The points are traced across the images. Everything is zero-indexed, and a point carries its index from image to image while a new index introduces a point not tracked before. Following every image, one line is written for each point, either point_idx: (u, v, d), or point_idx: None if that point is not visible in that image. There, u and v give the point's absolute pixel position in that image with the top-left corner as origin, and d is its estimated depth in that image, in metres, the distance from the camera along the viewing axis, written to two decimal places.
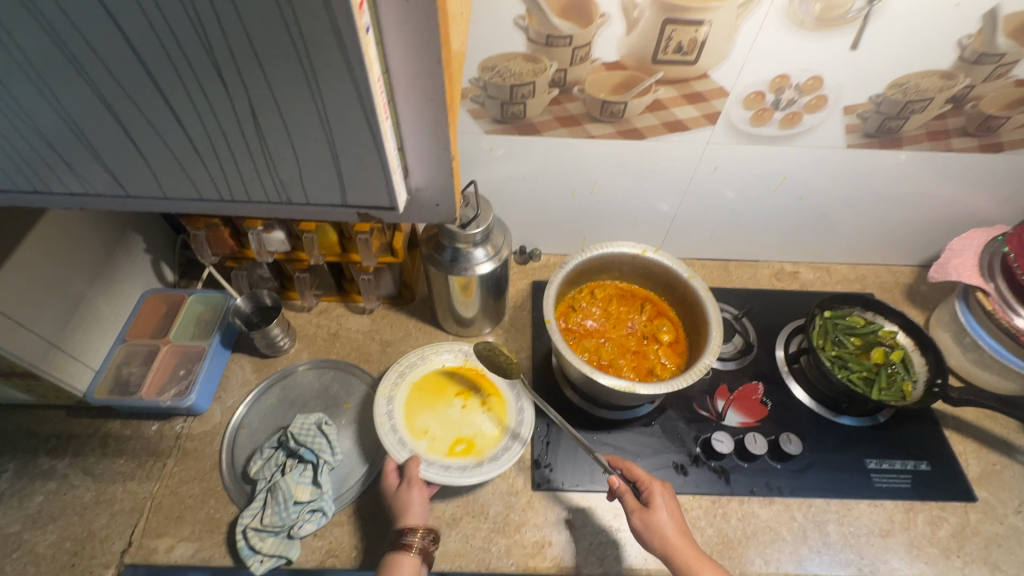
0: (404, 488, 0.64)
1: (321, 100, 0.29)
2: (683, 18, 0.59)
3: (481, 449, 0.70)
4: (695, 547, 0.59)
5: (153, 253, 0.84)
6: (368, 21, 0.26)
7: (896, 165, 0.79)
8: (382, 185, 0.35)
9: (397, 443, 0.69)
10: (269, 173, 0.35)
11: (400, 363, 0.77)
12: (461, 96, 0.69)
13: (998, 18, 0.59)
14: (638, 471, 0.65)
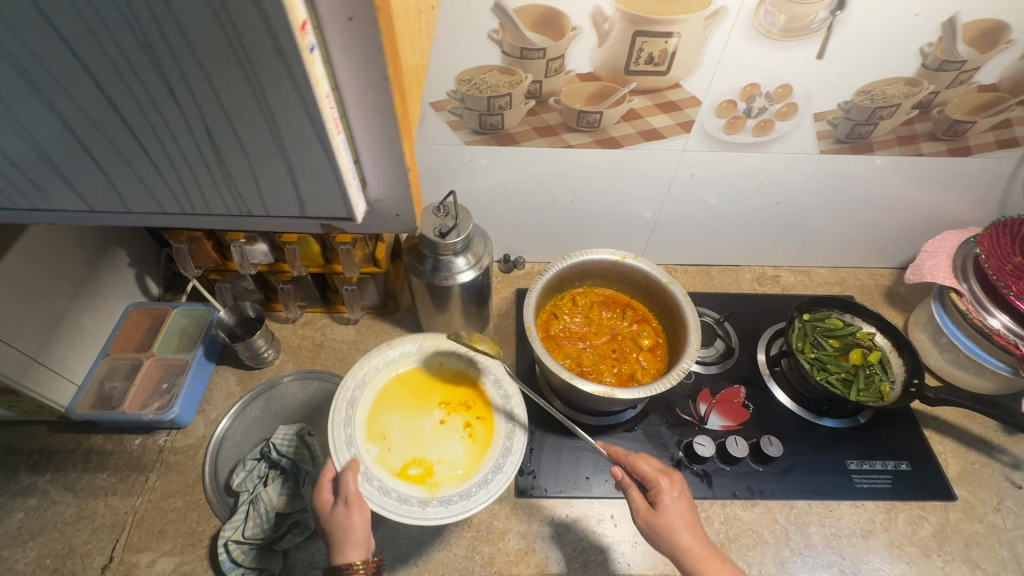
0: (342, 514, 0.57)
1: (272, 116, 0.30)
2: (653, 31, 0.61)
3: (437, 483, 0.65)
4: (706, 546, 0.58)
5: (137, 267, 0.84)
6: (311, 39, 0.27)
7: (869, 170, 0.81)
8: (338, 197, 0.35)
9: (347, 439, 0.66)
10: (229, 187, 0.35)
11: (391, 347, 0.74)
12: (439, 108, 0.70)
13: (957, 27, 0.61)
14: (648, 466, 0.63)
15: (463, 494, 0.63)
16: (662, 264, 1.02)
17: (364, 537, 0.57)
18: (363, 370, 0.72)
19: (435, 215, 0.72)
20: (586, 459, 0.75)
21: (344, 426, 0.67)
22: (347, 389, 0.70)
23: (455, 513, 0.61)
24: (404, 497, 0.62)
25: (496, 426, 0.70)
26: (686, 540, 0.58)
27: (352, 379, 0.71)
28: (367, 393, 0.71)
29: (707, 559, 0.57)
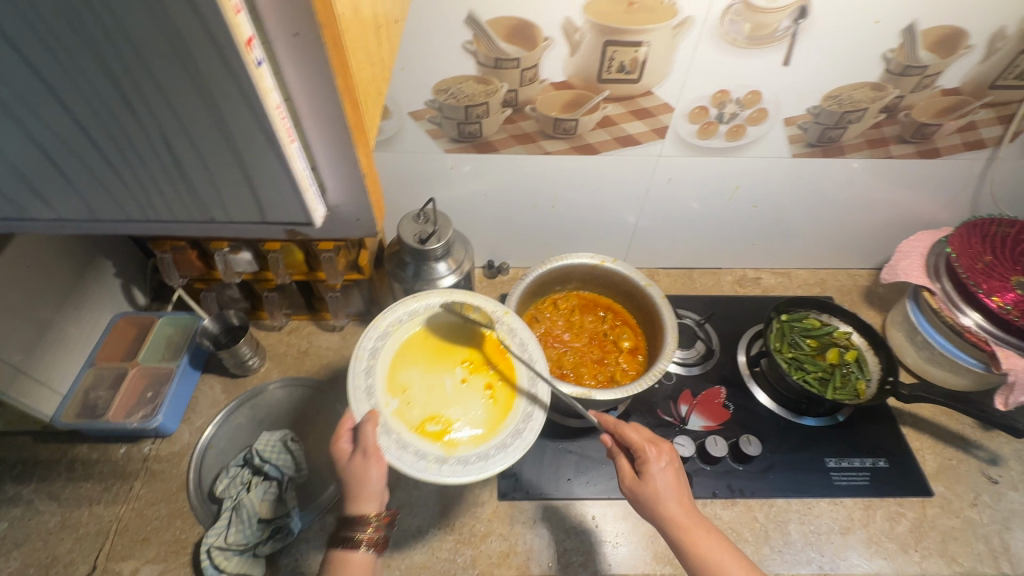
0: (359, 466, 0.55)
1: (230, 132, 0.34)
2: (623, 40, 0.62)
3: (456, 442, 0.58)
4: (693, 515, 0.57)
5: (123, 277, 0.85)
6: (260, 57, 0.31)
7: (841, 173, 0.82)
8: (296, 203, 0.40)
9: (367, 388, 0.61)
10: (197, 195, 0.39)
11: (417, 297, 0.68)
12: (418, 117, 0.71)
13: (916, 33, 0.63)
14: (634, 436, 0.62)
15: (480, 456, 0.57)
16: (645, 268, 1.03)
17: (377, 493, 0.55)
18: (387, 321, 0.66)
19: (416, 221, 0.73)
20: (568, 461, 0.76)
21: (364, 376, 0.62)
22: (370, 337, 0.64)
23: (472, 474, 0.55)
24: (420, 452, 0.57)
25: (521, 386, 0.63)
26: (671, 510, 0.57)
27: (376, 329, 0.66)
28: (390, 343, 0.65)
29: (693, 529, 0.56)
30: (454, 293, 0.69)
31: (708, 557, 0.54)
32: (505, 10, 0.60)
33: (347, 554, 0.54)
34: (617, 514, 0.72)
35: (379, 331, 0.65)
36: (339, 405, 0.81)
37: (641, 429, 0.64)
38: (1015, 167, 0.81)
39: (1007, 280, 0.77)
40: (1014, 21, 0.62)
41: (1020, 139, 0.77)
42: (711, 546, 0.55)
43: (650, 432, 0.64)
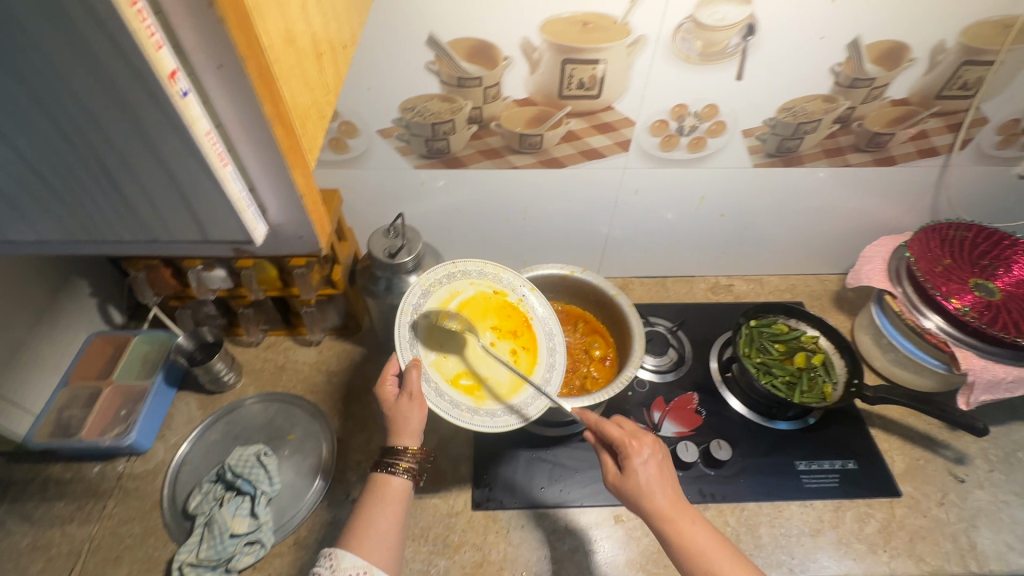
0: (403, 406, 0.65)
1: (163, 161, 0.36)
2: (580, 58, 0.65)
3: (483, 395, 0.68)
4: (678, 506, 0.58)
5: (100, 296, 0.86)
6: (184, 86, 0.32)
7: (802, 181, 0.85)
8: (235, 225, 0.41)
9: (409, 340, 0.67)
10: (141, 220, 0.42)
11: (456, 262, 0.74)
12: (387, 135, 0.73)
13: (861, 47, 0.65)
14: (616, 431, 0.62)
15: (505, 410, 0.67)
16: (620, 277, 1.05)
17: (417, 429, 0.64)
18: (427, 279, 0.72)
19: (386, 236, 0.75)
20: (541, 469, 0.77)
21: (408, 329, 0.67)
22: (414, 294, 0.69)
23: (500, 425, 0.65)
24: (454, 402, 0.66)
25: (542, 355, 0.73)
26: (657, 504, 0.57)
27: (417, 286, 0.71)
28: (430, 300, 0.71)
29: (679, 521, 0.57)
30: (487, 266, 0.76)
31: (694, 547, 0.55)
32: (464, 31, 0.62)
33: (387, 477, 0.63)
34: (589, 521, 0.73)
35: (421, 288, 0.71)
36: (315, 418, 0.81)
37: (624, 420, 0.64)
38: (970, 173, 0.84)
39: (965, 282, 0.80)
40: (953, 34, 0.65)
41: (972, 146, 0.80)
42: (697, 536, 0.56)
43: (632, 422, 0.63)
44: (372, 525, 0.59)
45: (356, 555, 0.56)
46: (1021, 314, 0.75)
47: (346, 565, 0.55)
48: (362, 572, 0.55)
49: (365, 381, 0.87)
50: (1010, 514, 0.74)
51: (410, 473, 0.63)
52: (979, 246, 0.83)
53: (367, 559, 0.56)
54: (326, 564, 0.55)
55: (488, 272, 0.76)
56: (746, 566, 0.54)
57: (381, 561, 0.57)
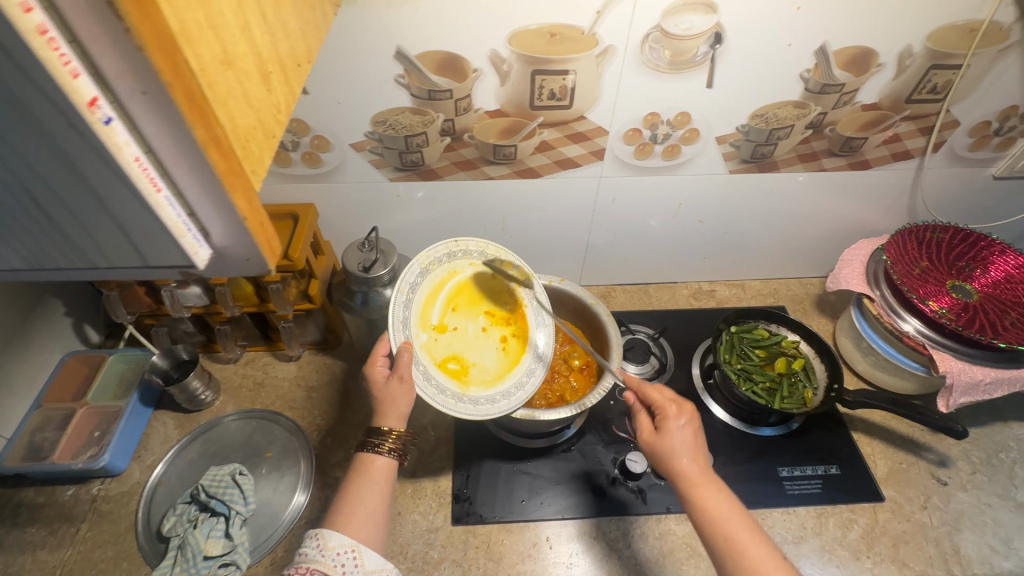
0: (390, 387, 0.64)
1: (92, 186, 0.26)
2: (550, 69, 0.65)
3: (468, 382, 0.69)
4: (706, 473, 0.58)
5: (75, 316, 0.85)
6: (109, 111, 0.24)
7: (779, 187, 0.85)
8: (170, 245, 0.29)
9: (403, 320, 0.65)
10: (65, 242, 0.31)
11: (457, 242, 0.72)
12: (360, 149, 0.73)
13: (829, 54, 0.66)
14: (657, 395, 0.64)
15: (488, 399, 0.68)
16: (602, 285, 1.05)
17: (401, 411, 0.64)
18: (427, 257, 0.70)
19: (361, 250, 0.74)
20: (522, 482, 0.76)
21: (403, 308, 0.66)
22: (413, 272, 0.67)
23: (483, 413, 0.66)
24: (440, 387, 0.66)
25: (530, 345, 0.74)
26: (683, 465, 0.58)
27: (416, 263, 0.69)
28: (427, 278, 0.69)
29: (702, 484, 0.56)
30: (489, 246, 0.74)
31: (712, 511, 0.54)
32: (431, 44, 0.62)
33: (370, 457, 0.62)
34: (571, 533, 0.72)
35: (419, 265, 0.69)
36: (293, 435, 0.80)
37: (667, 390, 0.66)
38: (944, 175, 0.84)
39: (942, 284, 0.80)
40: (919, 39, 0.65)
41: (944, 148, 0.80)
42: (718, 503, 0.55)
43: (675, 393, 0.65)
44: (358, 502, 0.58)
45: (344, 533, 0.55)
46: (997, 315, 0.76)
47: (333, 545, 0.54)
48: (350, 551, 0.54)
49: (345, 396, 0.86)
50: (992, 517, 0.74)
51: (394, 453, 0.62)
52: (955, 248, 0.84)
53: (354, 538, 0.55)
54: (313, 545, 0.54)
55: (490, 254, 0.74)
56: (766, 541, 0.53)
57: (369, 539, 0.56)
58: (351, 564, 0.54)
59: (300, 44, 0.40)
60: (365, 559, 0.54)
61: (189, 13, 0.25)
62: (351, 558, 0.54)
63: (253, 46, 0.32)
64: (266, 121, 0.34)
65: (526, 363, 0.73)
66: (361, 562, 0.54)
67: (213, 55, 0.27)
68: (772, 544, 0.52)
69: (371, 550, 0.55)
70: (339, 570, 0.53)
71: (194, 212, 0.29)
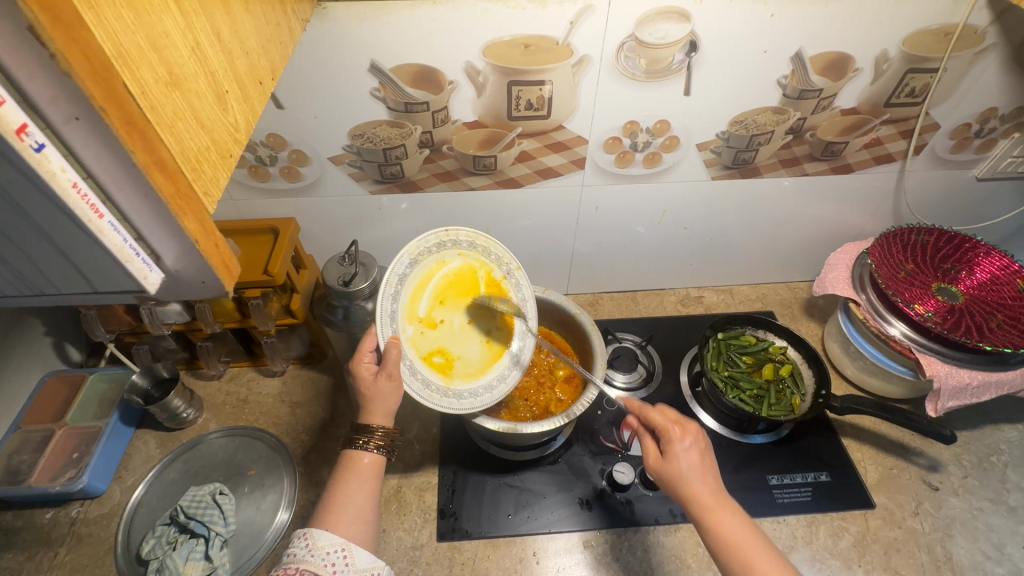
0: (379, 385, 0.62)
1: (29, 214, 0.26)
2: (526, 80, 0.64)
3: (452, 375, 0.69)
4: (719, 496, 0.55)
5: (56, 335, 0.84)
6: (41, 139, 0.23)
7: (763, 192, 0.85)
8: (118, 272, 0.29)
9: (391, 313, 0.63)
10: (10, 267, 0.30)
11: (447, 231, 0.69)
12: (338, 163, 0.73)
13: (805, 60, 0.65)
14: (659, 417, 0.61)
15: (470, 393, 0.69)
16: (590, 294, 1.05)
17: (389, 408, 0.62)
18: (417, 246, 0.66)
19: (341, 263, 0.74)
20: (508, 496, 0.75)
21: (392, 301, 0.63)
22: (402, 263, 0.64)
23: (467, 408, 0.67)
24: (425, 381, 0.65)
25: (512, 340, 0.75)
26: (694, 489, 0.55)
27: (405, 253, 0.65)
28: (415, 269, 0.66)
29: (717, 510, 0.54)
30: (479, 237, 0.72)
31: (729, 538, 0.52)
32: (406, 57, 0.61)
33: (356, 454, 0.60)
34: (558, 548, 0.71)
35: (409, 255, 0.65)
36: (276, 452, 0.79)
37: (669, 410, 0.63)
38: (927, 178, 0.84)
39: (928, 287, 0.80)
40: (894, 44, 0.65)
41: (926, 151, 0.80)
42: (734, 528, 0.53)
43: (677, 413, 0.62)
44: (347, 499, 0.57)
45: (333, 532, 0.54)
46: (983, 317, 0.75)
47: (323, 545, 0.53)
48: (340, 550, 0.53)
49: (330, 410, 0.85)
50: (984, 522, 0.73)
51: (382, 449, 0.61)
52: (940, 250, 0.84)
53: (345, 536, 0.54)
54: (302, 545, 0.53)
55: (478, 245, 0.73)
56: (788, 566, 0.50)
57: (359, 537, 0.55)
58: (342, 563, 0.53)
59: (262, 62, 0.40)
60: (356, 558, 0.53)
61: (127, 36, 0.25)
62: (341, 557, 0.53)
63: (206, 65, 0.32)
64: (221, 141, 0.33)
65: (507, 357, 0.74)
66: (351, 561, 0.53)
67: (157, 76, 0.27)
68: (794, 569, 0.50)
69: (361, 549, 0.54)
70: (329, 570, 0.52)
71: (142, 236, 0.29)
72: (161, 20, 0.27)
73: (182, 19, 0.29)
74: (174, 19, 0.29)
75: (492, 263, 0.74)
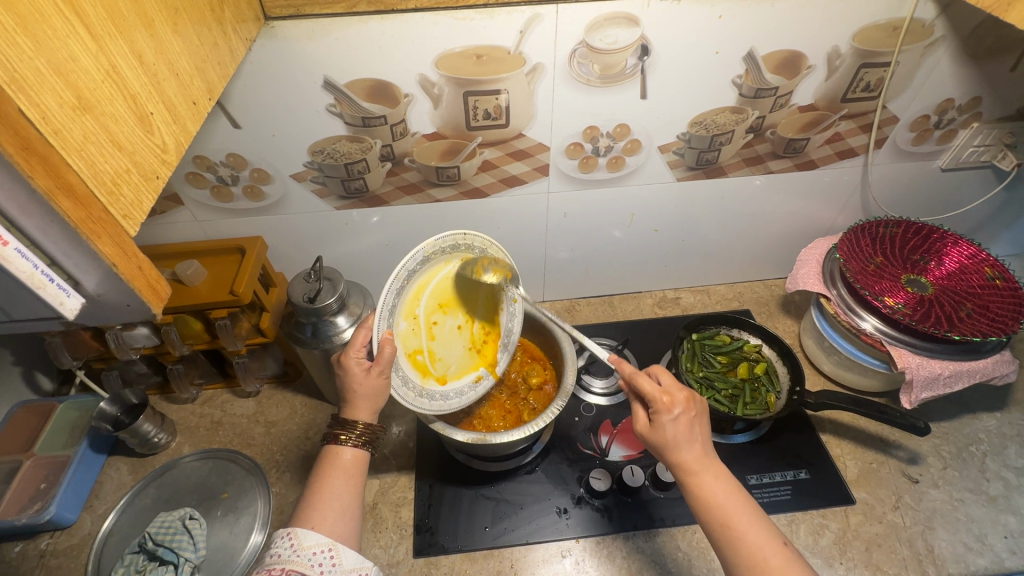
0: (370, 381, 0.60)
1: None
2: (480, 89, 0.65)
3: (429, 376, 0.68)
4: (705, 458, 0.52)
5: (24, 364, 0.83)
6: None
7: (730, 191, 0.85)
8: (31, 299, 0.29)
9: (391, 307, 0.61)
10: None
11: (465, 235, 0.66)
12: (300, 180, 0.73)
13: (757, 59, 0.66)
14: (647, 385, 0.56)
15: (441, 396, 0.69)
16: (567, 300, 1.04)
17: (377, 405, 0.60)
18: (434, 245, 0.63)
19: (307, 280, 0.73)
20: (485, 508, 0.74)
21: (395, 296, 0.61)
22: (416, 260, 0.62)
23: (437, 410, 0.67)
24: (405, 378, 0.64)
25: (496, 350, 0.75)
26: (682, 456, 0.53)
27: (421, 249, 0.63)
28: (425, 266, 0.64)
29: (702, 473, 0.51)
30: (493, 246, 0.69)
31: (711, 500, 0.50)
32: (359, 72, 0.61)
33: (338, 449, 0.58)
34: (536, 559, 0.70)
35: (423, 252, 0.63)
36: (249, 474, 0.78)
37: (663, 374, 0.58)
38: (891, 170, 0.85)
39: (898, 279, 0.80)
40: (845, 40, 0.66)
41: (888, 144, 0.81)
42: (719, 488, 0.50)
43: (671, 377, 0.57)
44: (331, 496, 0.55)
45: (319, 531, 0.52)
46: (953, 307, 0.75)
47: (309, 545, 0.50)
48: (327, 551, 0.51)
49: (306, 428, 0.84)
50: (965, 513, 0.73)
51: (365, 445, 0.59)
52: (908, 242, 0.84)
53: (331, 535, 0.52)
54: (287, 545, 0.50)
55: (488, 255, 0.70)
56: (768, 525, 0.48)
57: (345, 535, 0.53)
58: (328, 564, 0.51)
59: (196, 83, 0.40)
60: (343, 558, 0.51)
61: (22, 62, 0.25)
62: (327, 557, 0.51)
63: (125, 87, 0.32)
64: (144, 163, 0.33)
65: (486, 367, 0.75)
66: (338, 561, 0.51)
67: (62, 100, 0.27)
68: (775, 528, 0.48)
69: (349, 548, 0.52)
70: (316, 571, 0.50)
71: (56, 261, 0.29)
72: (67, 45, 0.27)
73: (93, 44, 0.29)
74: (82, 43, 0.28)
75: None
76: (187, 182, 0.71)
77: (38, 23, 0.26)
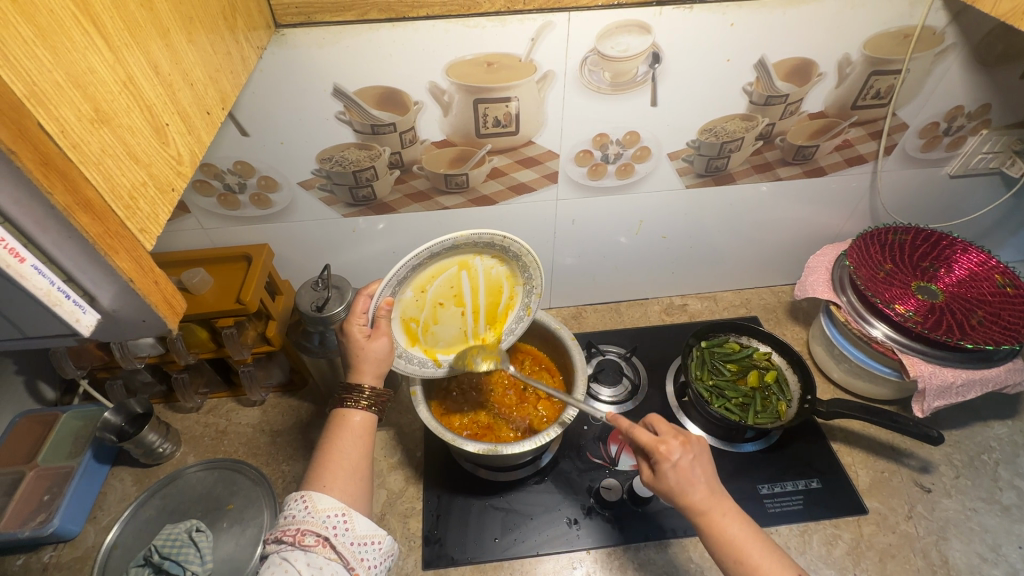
0: (374, 345, 0.60)
1: None
2: (491, 97, 0.64)
3: (418, 341, 0.70)
4: (712, 495, 0.52)
5: (27, 373, 0.82)
6: None
7: (739, 198, 0.85)
8: (50, 319, 0.29)
9: (400, 278, 0.61)
10: None
11: (501, 233, 0.62)
12: (309, 188, 0.72)
13: (768, 67, 0.66)
14: (645, 435, 0.54)
15: (420, 362, 0.70)
16: (574, 307, 1.04)
17: (381, 368, 0.60)
18: (467, 237, 0.61)
19: (314, 288, 0.73)
20: (495, 519, 0.73)
21: (408, 270, 0.61)
22: (443, 246, 0.60)
23: (407, 373, 0.67)
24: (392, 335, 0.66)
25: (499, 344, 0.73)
26: (690, 499, 0.51)
27: (454, 236, 0.60)
28: (452, 252, 0.63)
29: (711, 512, 0.51)
30: (528, 256, 0.65)
31: (726, 539, 0.49)
32: (370, 80, 0.61)
33: (347, 412, 0.57)
34: (547, 570, 0.69)
35: (453, 241, 0.61)
36: (256, 485, 0.77)
37: (656, 421, 0.56)
38: (900, 176, 0.85)
39: (908, 286, 0.79)
40: (856, 48, 0.65)
41: (897, 151, 0.81)
42: (729, 526, 0.50)
43: (667, 422, 0.56)
44: (341, 458, 0.54)
45: (331, 493, 0.51)
46: (964, 314, 0.75)
47: (324, 507, 0.50)
48: (341, 515, 0.50)
49: (312, 437, 0.83)
50: (979, 523, 0.72)
51: (374, 407, 0.58)
52: (918, 249, 0.84)
53: (344, 499, 0.52)
54: (301, 507, 0.50)
55: (521, 261, 0.66)
56: (783, 558, 0.48)
57: (356, 500, 0.52)
58: (342, 528, 0.50)
59: (210, 92, 0.40)
60: (356, 523, 0.51)
61: (42, 75, 0.24)
62: (341, 521, 0.50)
63: (141, 99, 0.31)
64: (160, 175, 0.32)
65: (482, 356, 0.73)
66: (352, 526, 0.50)
67: (80, 113, 0.26)
68: (788, 558, 0.48)
69: (362, 515, 0.52)
70: (330, 533, 0.49)
71: (72, 277, 0.28)
72: (85, 57, 0.27)
73: (110, 55, 0.29)
74: (100, 55, 0.28)
75: (521, 279, 0.70)
76: (194, 190, 0.71)
77: (56, 34, 0.25)
